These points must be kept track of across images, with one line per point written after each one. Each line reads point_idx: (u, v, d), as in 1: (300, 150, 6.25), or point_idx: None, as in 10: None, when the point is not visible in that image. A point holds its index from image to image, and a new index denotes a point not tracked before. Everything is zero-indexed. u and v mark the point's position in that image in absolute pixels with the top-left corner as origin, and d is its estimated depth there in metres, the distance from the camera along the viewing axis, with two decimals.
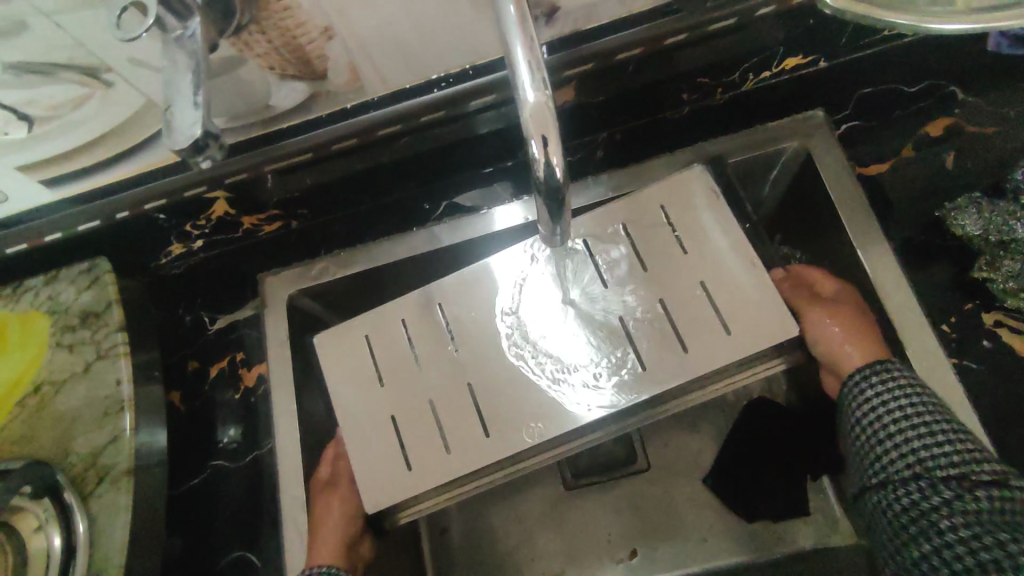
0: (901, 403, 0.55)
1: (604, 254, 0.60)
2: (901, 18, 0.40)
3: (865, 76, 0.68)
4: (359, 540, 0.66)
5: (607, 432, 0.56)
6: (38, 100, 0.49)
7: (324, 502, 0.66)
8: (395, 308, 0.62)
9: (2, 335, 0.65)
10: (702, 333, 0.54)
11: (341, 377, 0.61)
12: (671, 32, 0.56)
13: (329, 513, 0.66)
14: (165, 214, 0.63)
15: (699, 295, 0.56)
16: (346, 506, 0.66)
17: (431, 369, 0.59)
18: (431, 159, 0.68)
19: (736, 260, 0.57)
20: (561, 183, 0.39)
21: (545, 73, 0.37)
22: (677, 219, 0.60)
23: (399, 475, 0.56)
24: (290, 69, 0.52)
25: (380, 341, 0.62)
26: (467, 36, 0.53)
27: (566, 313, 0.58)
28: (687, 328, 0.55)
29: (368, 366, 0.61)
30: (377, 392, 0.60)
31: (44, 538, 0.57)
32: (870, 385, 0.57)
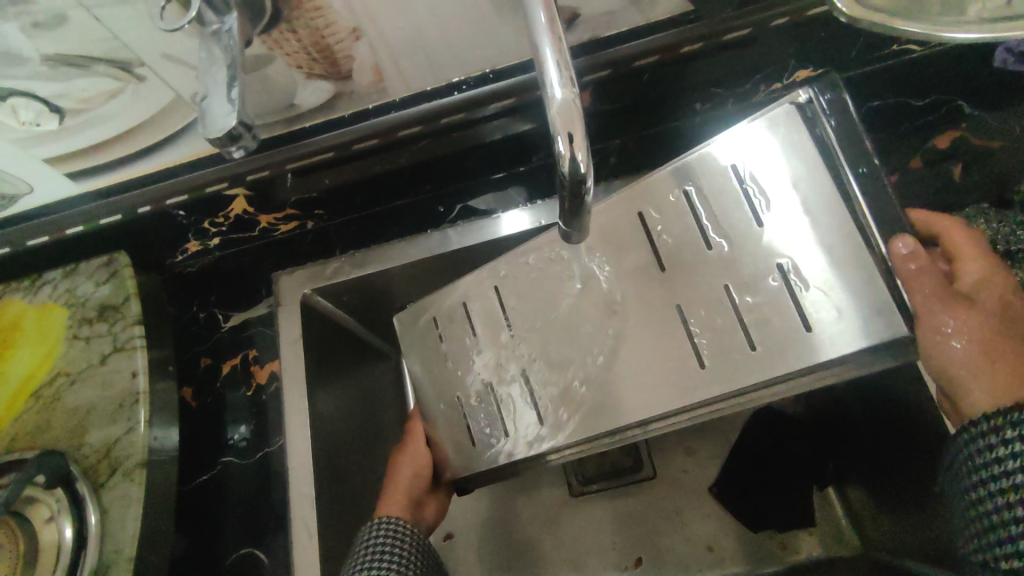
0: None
1: (663, 229, 0.52)
2: (913, 25, 0.41)
3: (872, 89, 0.70)
4: (425, 498, 0.69)
5: (676, 423, 0.50)
6: (71, 93, 0.50)
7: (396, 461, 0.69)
8: (456, 293, 0.63)
9: (19, 327, 0.66)
10: (775, 330, 0.46)
11: (414, 359, 0.65)
12: (688, 41, 0.57)
13: (399, 471, 0.69)
14: (186, 210, 0.64)
15: (776, 286, 0.46)
16: (414, 466, 0.68)
17: (490, 353, 0.59)
18: (448, 162, 0.69)
19: (826, 239, 0.45)
20: (584, 180, 0.39)
21: (572, 72, 0.37)
22: (752, 184, 0.48)
23: (463, 449, 0.61)
24: (317, 68, 0.53)
25: (446, 326, 0.63)
26: (489, 41, 0.55)
27: (619, 293, 0.52)
28: (761, 322, 0.46)
29: (434, 350, 0.64)
30: (442, 372, 0.63)
31: (56, 528, 0.57)
32: (992, 425, 0.44)
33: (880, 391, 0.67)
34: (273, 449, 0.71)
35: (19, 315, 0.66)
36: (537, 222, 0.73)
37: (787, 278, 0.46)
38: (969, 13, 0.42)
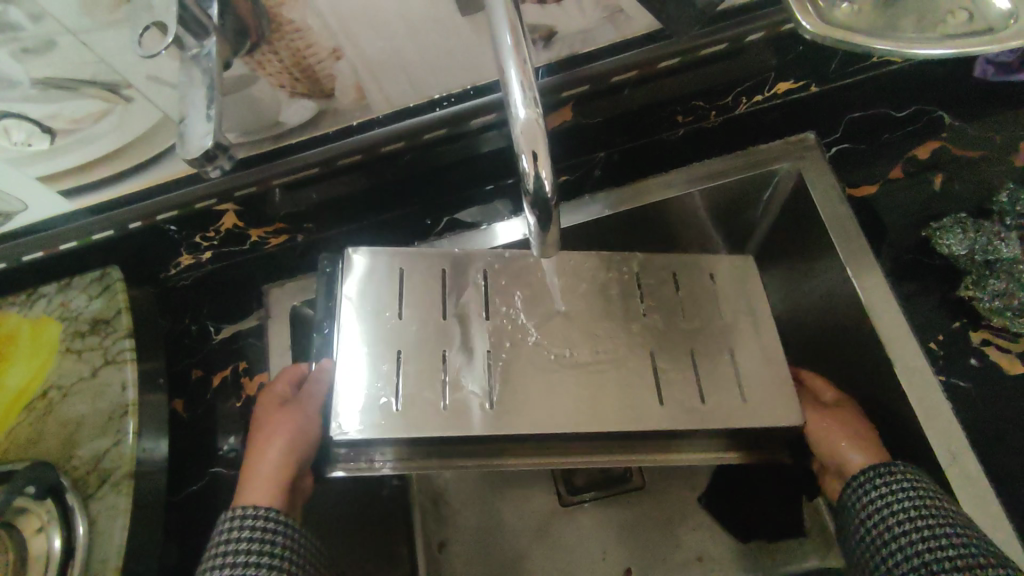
0: (899, 506, 0.53)
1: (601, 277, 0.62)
2: (879, 43, 0.41)
3: (854, 100, 0.70)
4: (298, 478, 0.63)
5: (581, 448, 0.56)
6: (61, 114, 0.52)
7: (269, 427, 0.62)
8: (428, 259, 0.60)
9: (14, 341, 0.67)
10: (678, 386, 0.56)
11: (362, 298, 0.57)
12: (665, 56, 0.58)
13: (272, 442, 0.62)
14: (176, 225, 0.65)
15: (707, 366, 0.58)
16: (294, 438, 0.62)
17: (447, 326, 0.57)
18: (434, 176, 0.70)
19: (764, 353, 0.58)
20: (548, 196, 0.41)
21: (536, 92, 0.39)
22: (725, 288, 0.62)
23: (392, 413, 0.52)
24: (299, 87, 0.54)
25: (408, 280, 0.59)
26: (467, 58, 0.56)
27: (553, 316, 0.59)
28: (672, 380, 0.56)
29: (392, 304, 0.57)
30: (389, 324, 0.56)
31: (44, 539, 0.58)
32: (864, 482, 0.56)
33: (866, 401, 0.67)
34: None
35: (14, 329, 0.67)
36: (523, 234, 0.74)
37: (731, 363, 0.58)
38: (934, 29, 0.42)
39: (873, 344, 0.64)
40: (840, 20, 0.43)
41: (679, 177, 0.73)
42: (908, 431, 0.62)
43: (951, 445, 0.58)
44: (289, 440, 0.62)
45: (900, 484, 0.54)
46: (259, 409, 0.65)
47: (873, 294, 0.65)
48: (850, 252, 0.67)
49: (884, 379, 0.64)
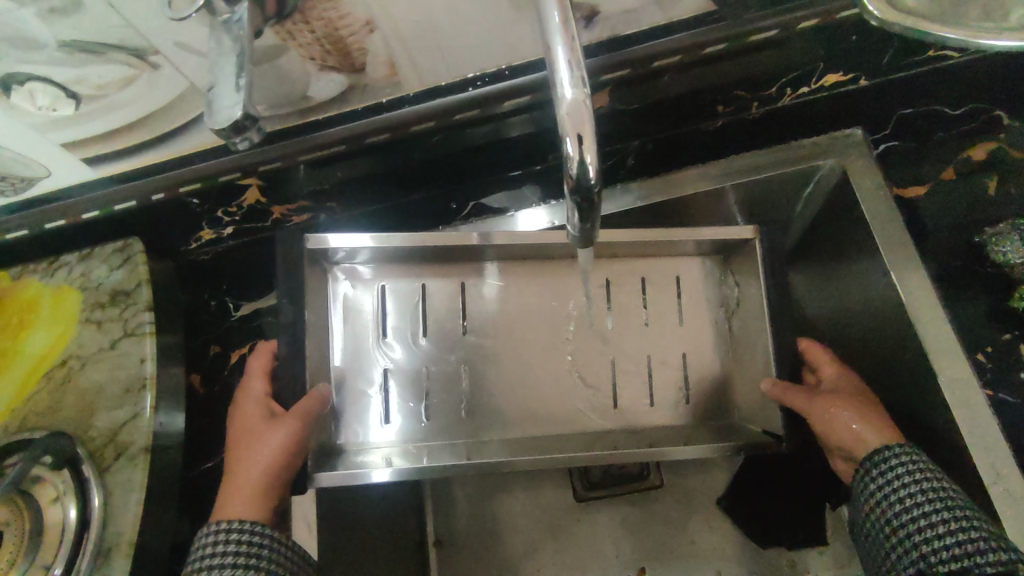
0: (915, 488, 0.55)
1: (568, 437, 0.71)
2: (949, 30, 0.39)
3: (904, 96, 0.68)
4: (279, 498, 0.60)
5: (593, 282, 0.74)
6: (86, 79, 0.50)
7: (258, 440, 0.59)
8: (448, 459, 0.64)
9: (33, 309, 0.67)
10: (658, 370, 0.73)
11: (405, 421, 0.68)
12: (711, 42, 0.55)
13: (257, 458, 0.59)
14: (198, 198, 0.64)
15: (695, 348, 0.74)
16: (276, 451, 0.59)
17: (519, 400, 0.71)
18: (461, 158, 0.68)
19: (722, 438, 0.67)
20: (592, 182, 0.38)
21: (584, 71, 0.36)
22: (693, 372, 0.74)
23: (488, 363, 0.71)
24: (329, 60, 0.53)
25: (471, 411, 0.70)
26: (505, 35, 0.53)
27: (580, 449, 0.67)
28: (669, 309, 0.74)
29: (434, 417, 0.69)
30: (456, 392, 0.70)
31: (60, 509, 0.57)
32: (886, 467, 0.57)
33: (914, 408, 0.64)
34: None
35: (35, 296, 0.67)
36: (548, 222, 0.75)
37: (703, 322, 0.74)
38: (1004, 19, 0.39)
39: (914, 350, 0.63)
40: (911, 6, 0.40)
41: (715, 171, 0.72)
42: (949, 442, 0.60)
43: (995, 463, 0.57)
44: (273, 451, 0.59)
45: (914, 460, 0.57)
46: (257, 427, 0.61)
47: (916, 297, 0.63)
48: (894, 256, 0.65)
49: (925, 387, 0.62)
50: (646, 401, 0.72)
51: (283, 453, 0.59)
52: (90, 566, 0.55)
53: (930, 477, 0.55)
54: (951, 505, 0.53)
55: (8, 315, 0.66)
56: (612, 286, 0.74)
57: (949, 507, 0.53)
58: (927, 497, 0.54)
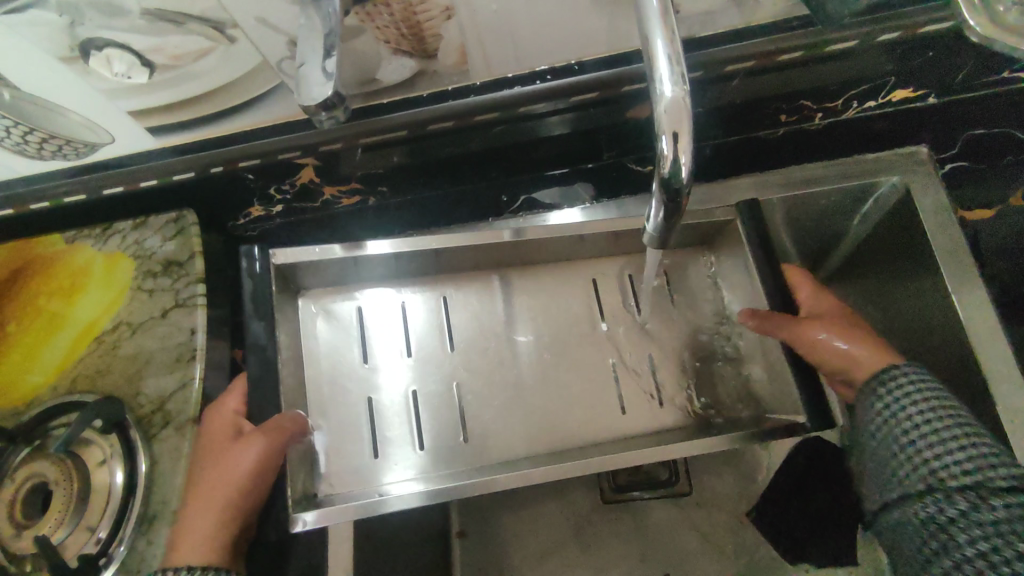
0: (927, 411, 0.56)
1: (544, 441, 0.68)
2: None
3: (973, 117, 0.66)
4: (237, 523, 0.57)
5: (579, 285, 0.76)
6: (164, 48, 0.50)
7: (227, 458, 0.56)
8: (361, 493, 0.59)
9: (85, 274, 0.68)
10: (627, 375, 0.72)
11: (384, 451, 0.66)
12: (787, 50, 0.54)
13: (226, 483, 0.56)
14: (255, 174, 0.65)
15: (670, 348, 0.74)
16: (257, 466, 0.57)
17: (482, 410, 0.69)
18: (515, 151, 0.68)
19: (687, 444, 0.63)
20: (684, 181, 0.38)
21: (684, 68, 0.36)
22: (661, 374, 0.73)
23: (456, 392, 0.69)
24: (404, 44, 0.52)
25: (442, 430, 0.67)
26: (581, 29, 0.53)
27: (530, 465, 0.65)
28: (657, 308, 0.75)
29: (409, 441, 0.67)
30: (443, 414, 0.68)
31: (109, 473, 0.58)
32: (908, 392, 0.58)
33: None
34: None
35: (88, 262, 0.68)
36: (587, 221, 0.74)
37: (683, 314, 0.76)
38: None
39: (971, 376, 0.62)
40: (1014, 23, 0.40)
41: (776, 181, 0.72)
42: None
43: None
44: (251, 467, 0.57)
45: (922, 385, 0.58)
46: (212, 450, 0.57)
47: (975, 321, 0.62)
48: (954, 278, 0.64)
49: (980, 412, 0.61)
50: (653, 398, 0.71)
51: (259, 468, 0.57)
52: (136, 531, 0.56)
53: (940, 396, 0.57)
54: (967, 429, 0.55)
55: (60, 279, 0.67)
56: (598, 285, 0.76)
57: (965, 426, 0.55)
58: (945, 419, 0.55)
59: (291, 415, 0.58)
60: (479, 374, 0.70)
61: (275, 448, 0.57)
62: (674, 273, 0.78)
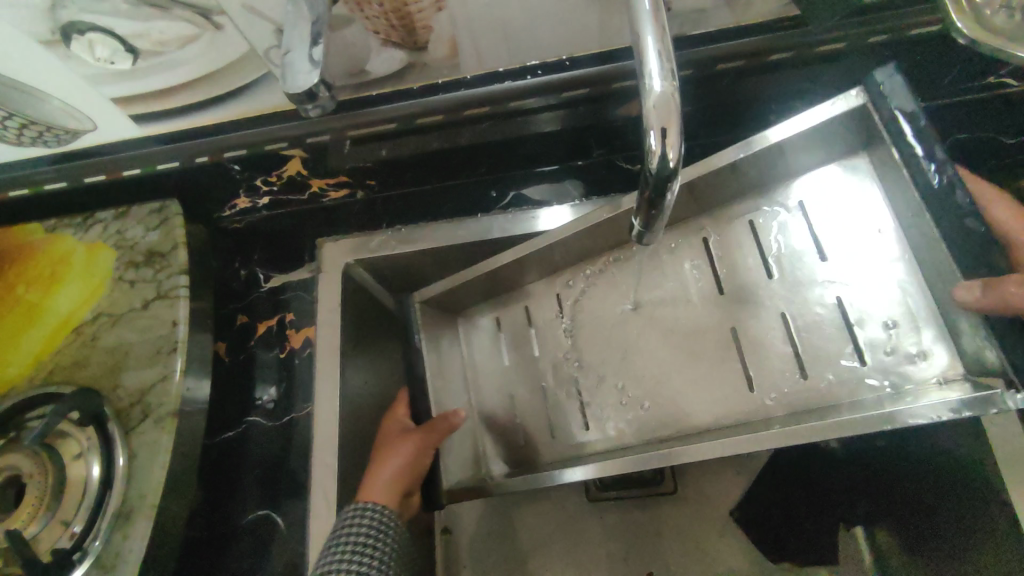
0: None
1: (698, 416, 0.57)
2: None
3: (959, 122, 0.67)
4: (410, 494, 0.67)
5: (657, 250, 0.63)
6: (148, 34, 0.49)
7: (401, 441, 0.67)
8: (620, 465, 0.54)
9: (65, 263, 0.66)
10: (743, 350, 0.57)
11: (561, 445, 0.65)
12: (778, 49, 0.54)
13: (398, 455, 0.66)
14: (241, 164, 0.64)
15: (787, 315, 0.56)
16: (419, 449, 0.66)
17: (603, 391, 0.63)
18: (505, 147, 0.68)
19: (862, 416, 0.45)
20: (671, 176, 0.38)
21: (674, 64, 0.36)
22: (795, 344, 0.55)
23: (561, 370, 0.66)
24: (394, 35, 0.52)
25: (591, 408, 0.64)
26: (572, 24, 0.53)
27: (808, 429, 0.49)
28: (732, 268, 0.59)
29: (553, 417, 0.66)
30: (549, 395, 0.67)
31: (84, 466, 0.57)
32: None
33: None
34: (301, 415, 0.70)
35: (68, 251, 0.66)
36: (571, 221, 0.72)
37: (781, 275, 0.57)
38: None
39: None
40: (1000, 26, 0.40)
41: None
42: None
43: None
44: (415, 450, 0.66)
45: None
46: (413, 445, 0.66)
47: None
48: None
49: None
50: (755, 378, 0.55)
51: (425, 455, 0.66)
52: (111, 526, 0.55)
53: None
54: None
55: (40, 267, 0.66)
56: (675, 254, 0.62)
57: None
58: None
59: (453, 412, 0.67)
60: (546, 365, 0.68)
61: (436, 442, 0.67)
62: (762, 224, 0.59)
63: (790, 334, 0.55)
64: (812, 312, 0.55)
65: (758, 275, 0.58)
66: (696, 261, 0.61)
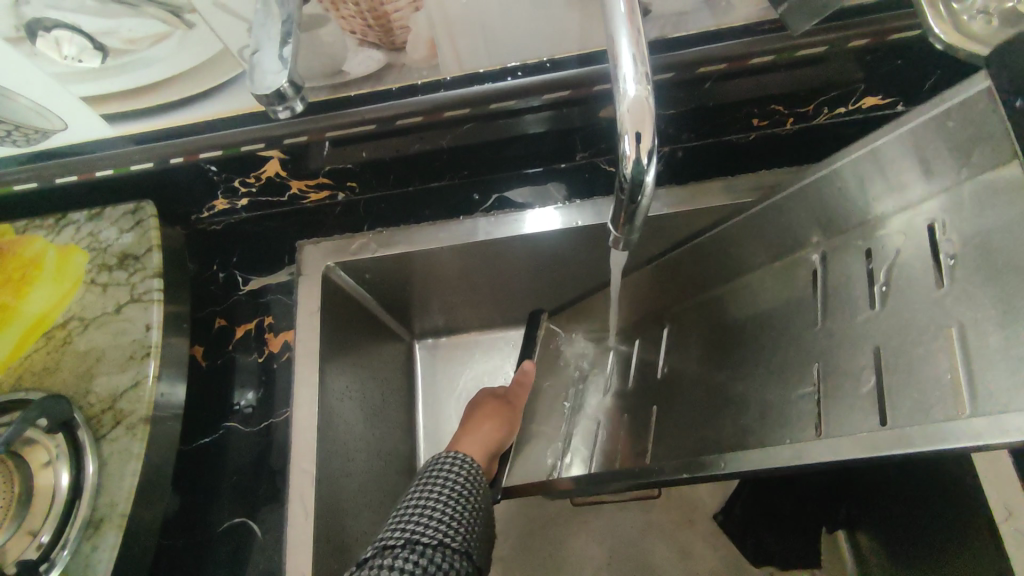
0: None
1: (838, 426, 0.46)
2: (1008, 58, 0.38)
3: None
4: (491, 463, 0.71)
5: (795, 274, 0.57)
6: (118, 32, 0.48)
7: (480, 413, 0.72)
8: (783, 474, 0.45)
9: (36, 266, 0.65)
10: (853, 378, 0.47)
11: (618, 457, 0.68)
12: (761, 52, 0.53)
13: (477, 426, 0.70)
14: (217, 166, 0.63)
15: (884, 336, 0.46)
16: (501, 420, 0.72)
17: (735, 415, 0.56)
18: (489, 149, 0.67)
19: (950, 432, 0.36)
20: (646, 180, 0.38)
21: (648, 68, 0.36)
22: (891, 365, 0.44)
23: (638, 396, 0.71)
24: (370, 35, 0.51)
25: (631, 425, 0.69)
26: (552, 26, 0.52)
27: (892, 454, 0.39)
28: (838, 288, 0.52)
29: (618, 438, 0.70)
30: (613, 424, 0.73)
31: (53, 474, 0.55)
32: None
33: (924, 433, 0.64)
34: (280, 420, 0.69)
35: (39, 253, 0.65)
36: (557, 224, 0.71)
37: (882, 290, 0.48)
38: None
39: None
40: (977, 31, 0.40)
41: (747, 183, 0.69)
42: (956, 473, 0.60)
43: None
44: (495, 423, 0.71)
45: None
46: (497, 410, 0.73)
47: None
48: None
49: None
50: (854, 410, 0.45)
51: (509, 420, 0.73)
52: (81, 535, 0.54)
53: None
54: None
55: (10, 270, 0.64)
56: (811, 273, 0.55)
57: None
58: None
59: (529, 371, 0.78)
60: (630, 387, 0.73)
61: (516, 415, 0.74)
62: (880, 245, 0.50)
63: (890, 360, 0.45)
64: (919, 343, 0.43)
65: (865, 299, 0.49)
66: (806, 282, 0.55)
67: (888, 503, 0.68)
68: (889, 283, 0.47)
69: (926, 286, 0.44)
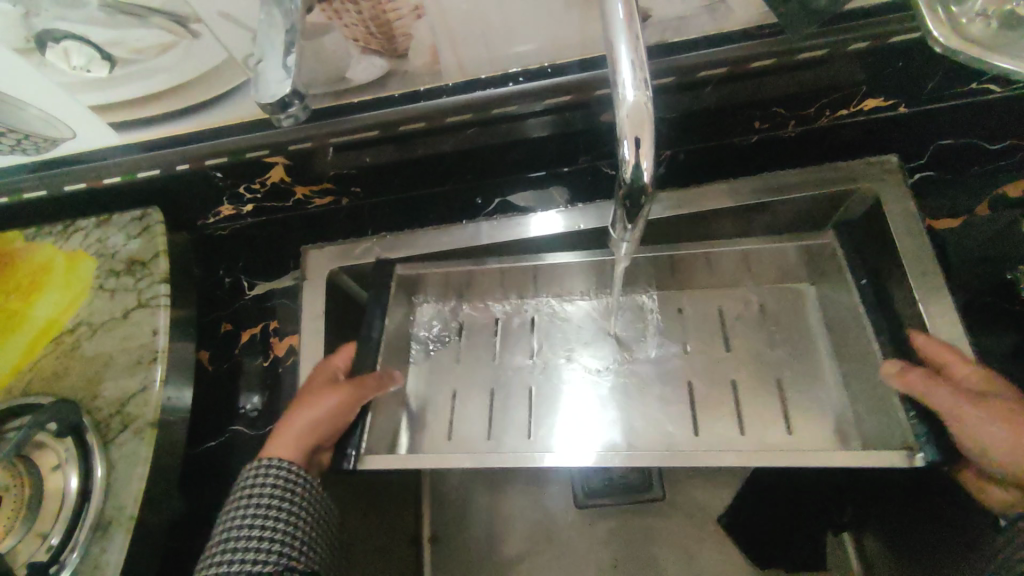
0: None
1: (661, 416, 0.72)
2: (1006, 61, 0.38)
3: (939, 127, 0.68)
4: (320, 451, 0.60)
5: (696, 320, 0.78)
6: (124, 42, 0.49)
7: (317, 397, 0.60)
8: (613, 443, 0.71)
9: (45, 272, 0.66)
10: (720, 386, 0.73)
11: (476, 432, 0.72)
12: (759, 57, 0.54)
13: (309, 413, 0.58)
14: (223, 172, 0.63)
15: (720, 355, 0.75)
16: (342, 404, 0.60)
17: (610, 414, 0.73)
18: (491, 154, 0.68)
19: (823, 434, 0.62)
20: (645, 186, 0.38)
21: (647, 74, 0.36)
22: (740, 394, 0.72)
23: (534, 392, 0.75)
24: (373, 42, 0.51)
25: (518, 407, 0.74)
26: (553, 33, 0.53)
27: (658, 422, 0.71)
28: (731, 328, 0.76)
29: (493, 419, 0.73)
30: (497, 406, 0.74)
31: (62, 477, 0.56)
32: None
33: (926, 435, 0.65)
34: None
35: (48, 259, 0.66)
36: (562, 228, 0.71)
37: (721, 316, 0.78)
38: None
39: None
40: (976, 34, 0.40)
41: (749, 186, 0.69)
42: None
43: None
44: (338, 404, 0.60)
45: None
46: (336, 394, 0.60)
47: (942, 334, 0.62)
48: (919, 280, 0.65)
49: None
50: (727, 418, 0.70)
51: (345, 413, 0.60)
52: (89, 538, 0.54)
53: None
54: None
55: (20, 276, 0.65)
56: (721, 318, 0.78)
57: None
58: None
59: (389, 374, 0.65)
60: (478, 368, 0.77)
61: (365, 398, 0.62)
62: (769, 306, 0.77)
63: (727, 386, 0.72)
64: (745, 376, 0.73)
65: (756, 339, 0.75)
66: (716, 324, 0.77)
67: (897, 515, 0.68)
68: (787, 344, 0.74)
69: (809, 377, 0.72)
